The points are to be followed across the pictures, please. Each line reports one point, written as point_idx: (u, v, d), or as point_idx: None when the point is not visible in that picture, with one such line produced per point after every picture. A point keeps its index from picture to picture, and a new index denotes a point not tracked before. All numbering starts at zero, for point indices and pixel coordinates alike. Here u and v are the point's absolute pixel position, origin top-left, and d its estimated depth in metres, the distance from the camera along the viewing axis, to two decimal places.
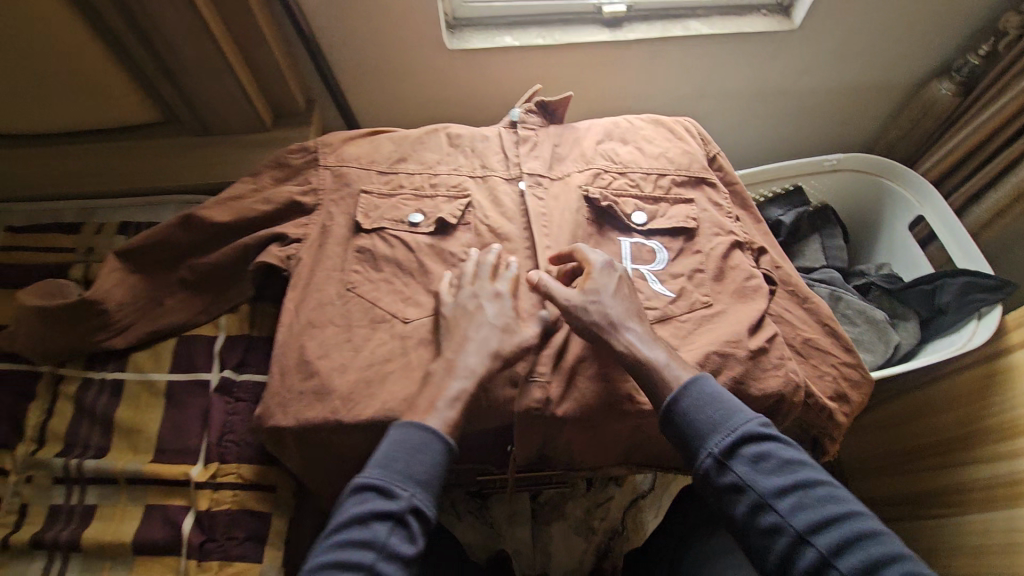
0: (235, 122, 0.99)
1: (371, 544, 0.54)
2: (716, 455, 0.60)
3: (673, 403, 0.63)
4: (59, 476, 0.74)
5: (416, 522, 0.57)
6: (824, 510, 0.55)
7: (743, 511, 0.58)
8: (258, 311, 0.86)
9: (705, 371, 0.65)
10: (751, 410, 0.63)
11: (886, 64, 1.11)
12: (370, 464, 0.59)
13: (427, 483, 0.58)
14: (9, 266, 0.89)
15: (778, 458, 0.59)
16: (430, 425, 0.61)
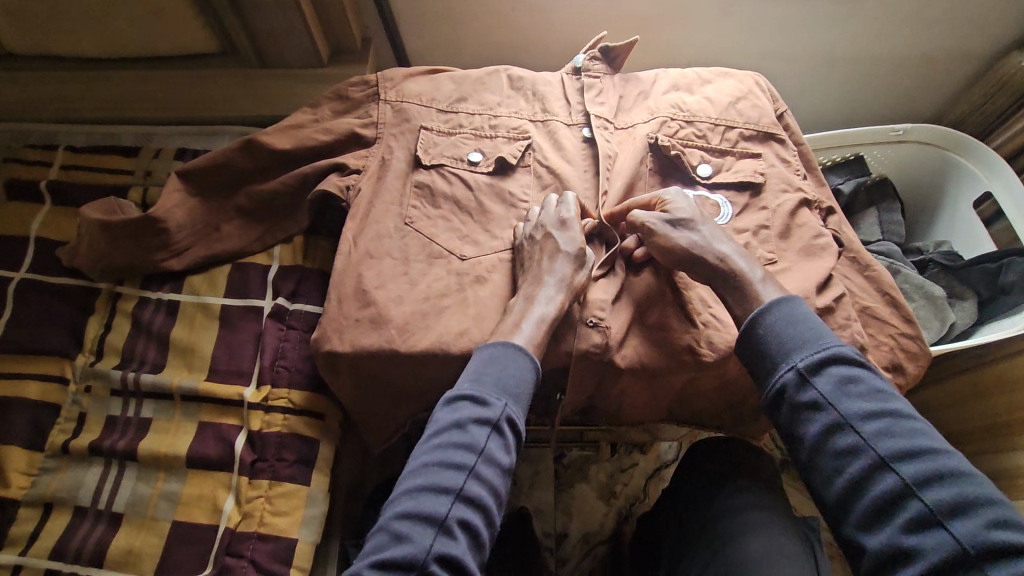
0: (292, 55, 0.99)
1: (470, 448, 0.55)
2: (800, 370, 0.56)
3: (761, 315, 0.60)
4: (116, 387, 0.75)
5: (510, 432, 0.58)
6: (915, 441, 0.51)
7: (819, 430, 0.54)
8: (311, 243, 0.86)
9: (796, 295, 0.62)
10: (842, 338, 0.59)
11: (966, 32, 1.06)
12: (463, 379, 0.60)
13: (520, 396, 0.59)
14: (67, 181, 0.91)
15: (870, 384, 0.54)
16: (516, 342, 0.62)
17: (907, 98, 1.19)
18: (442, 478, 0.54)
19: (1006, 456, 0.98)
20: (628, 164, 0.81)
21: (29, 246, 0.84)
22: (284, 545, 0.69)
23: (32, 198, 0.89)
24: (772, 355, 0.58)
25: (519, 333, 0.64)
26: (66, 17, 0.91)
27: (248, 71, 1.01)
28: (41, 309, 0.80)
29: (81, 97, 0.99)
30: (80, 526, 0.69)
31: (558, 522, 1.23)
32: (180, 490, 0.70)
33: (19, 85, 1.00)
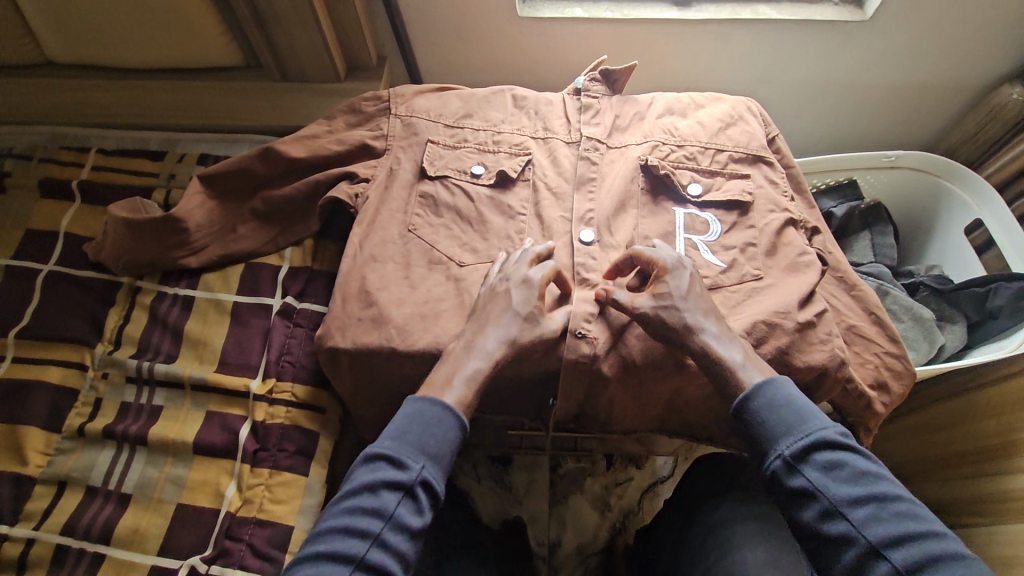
0: (311, 70, 1.05)
1: (378, 513, 0.57)
2: (786, 459, 0.61)
3: (745, 400, 0.65)
4: (131, 375, 0.80)
5: (425, 496, 0.60)
6: (901, 526, 0.57)
7: (811, 515, 0.59)
8: (320, 247, 0.90)
9: (779, 375, 0.66)
10: (827, 416, 0.63)
11: (958, 64, 1.09)
12: (385, 435, 0.62)
13: (439, 457, 0.61)
14: (97, 182, 0.97)
15: (856, 469, 0.59)
16: (442, 399, 0.63)
17: (902, 127, 1.23)
18: (348, 544, 0.56)
19: (994, 480, 0.99)
20: (620, 182, 0.85)
21: (58, 241, 0.90)
22: (281, 531, 0.72)
23: (63, 197, 0.95)
24: (761, 438, 0.63)
25: (449, 388, 0.65)
26: (105, 31, 0.99)
27: (270, 85, 1.07)
28: (66, 299, 0.85)
29: (114, 104, 1.06)
30: (90, 505, 0.72)
31: (551, 532, 1.25)
32: (186, 475, 0.74)
33: (58, 92, 1.07)
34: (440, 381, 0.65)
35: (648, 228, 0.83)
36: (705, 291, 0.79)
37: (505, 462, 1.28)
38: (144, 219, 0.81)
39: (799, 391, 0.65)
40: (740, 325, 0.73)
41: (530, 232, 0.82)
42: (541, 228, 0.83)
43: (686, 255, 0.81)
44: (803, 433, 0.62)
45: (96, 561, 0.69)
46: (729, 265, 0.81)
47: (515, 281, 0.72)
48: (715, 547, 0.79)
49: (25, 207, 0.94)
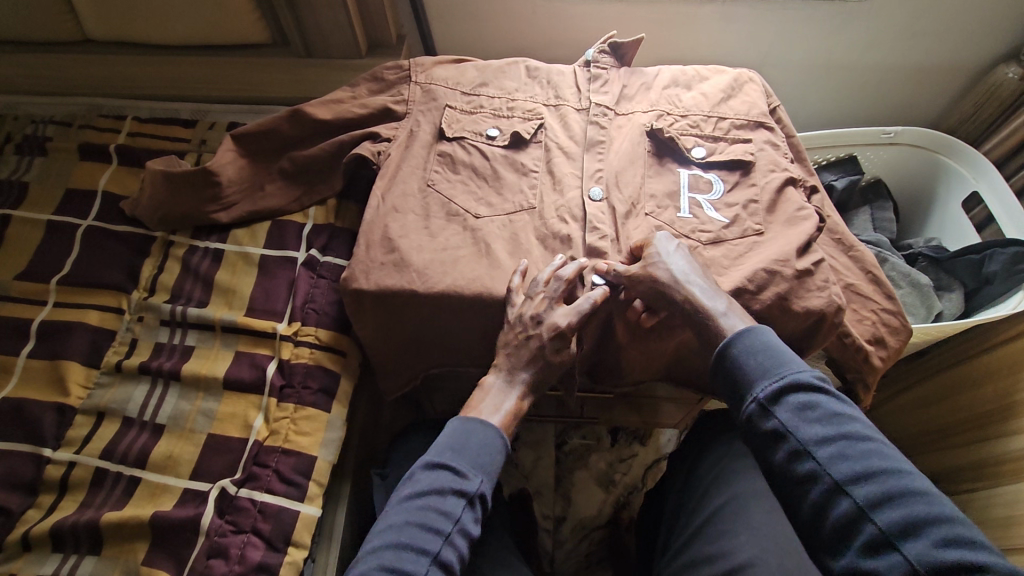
0: (335, 46, 1.11)
1: (448, 515, 0.64)
2: (760, 401, 0.63)
3: (725, 347, 0.67)
4: (165, 319, 0.85)
5: (480, 507, 0.67)
6: (868, 463, 0.58)
7: (782, 456, 0.61)
8: (344, 206, 0.96)
9: (762, 324, 0.67)
10: (805, 362, 0.64)
11: (952, 46, 1.14)
12: (445, 447, 0.68)
13: (494, 472, 0.68)
14: (133, 145, 1.02)
15: (827, 409, 0.61)
16: (494, 423, 0.70)
17: (900, 109, 1.28)
18: (420, 541, 0.62)
19: (989, 444, 1.01)
20: (625, 146, 0.90)
21: (97, 199, 0.96)
22: (306, 460, 0.76)
23: (102, 159, 1.01)
24: (739, 385, 0.65)
25: (496, 412, 0.72)
26: (142, 8, 1.05)
27: (296, 61, 1.13)
28: (105, 251, 0.90)
29: (148, 78, 1.12)
30: (127, 434, 0.77)
31: (557, 506, 1.27)
32: (216, 408, 0.79)
33: (96, 67, 1.13)
34: (490, 409, 0.72)
35: (654, 186, 0.88)
36: (708, 245, 0.83)
37: (514, 439, 1.31)
38: (181, 171, 0.87)
39: (776, 338, 0.66)
40: (741, 275, 0.78)
41: (542, 185, 0.87)
42: (553, 183, 0.87)
43: (690, 212, 0.86)
44: (777, 377, 0.63)
45: (133, 482, 0.74)
46: (731, 222, 0.85)
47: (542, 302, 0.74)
48: (717, 496, 0.85)
49: (65, 169, 0.99)
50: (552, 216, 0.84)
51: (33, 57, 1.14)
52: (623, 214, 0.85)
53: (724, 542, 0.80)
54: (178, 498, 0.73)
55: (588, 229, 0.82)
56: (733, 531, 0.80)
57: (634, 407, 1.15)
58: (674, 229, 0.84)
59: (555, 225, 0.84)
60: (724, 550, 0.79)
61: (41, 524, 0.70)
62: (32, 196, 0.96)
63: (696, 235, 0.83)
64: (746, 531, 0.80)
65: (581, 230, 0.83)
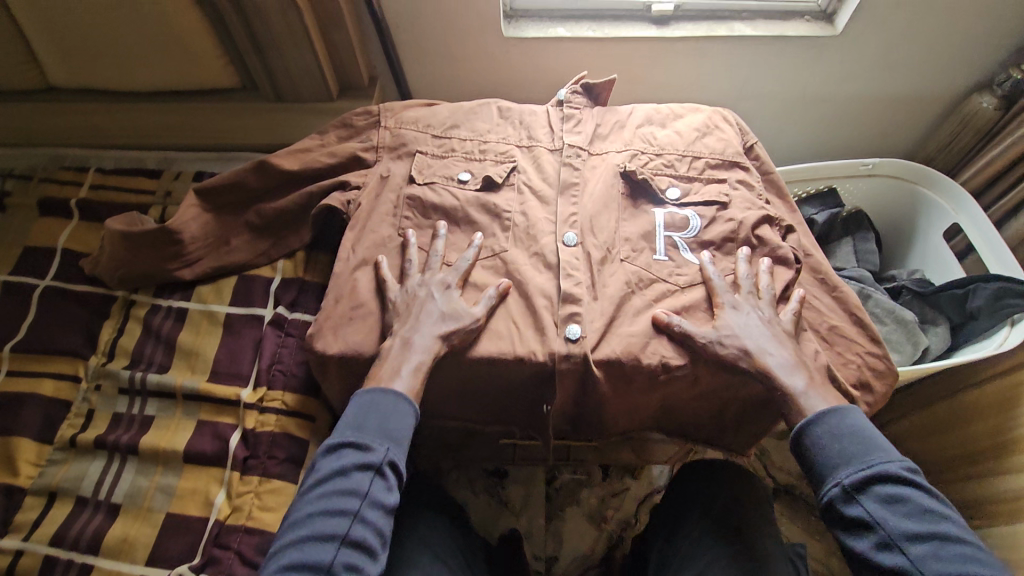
0: (305, 89, 1.09)
1: (354, 493, 0.63)
2: (845, 488, 0.66)
3: (811, 431, 0.70)
4: (123, 386, 0.81)
5: (391, 475, 0.66)
6: (961, 565, 0.60)
7: (868, 544, 0.64)
8: (313, 258, 0.93)
9: (852, 406, 0.71)
10: (896, 453, 0.67)
11: (925, 77, 1.13)
12: (346, 427, 0.67)
13: (403, 441, 0.67)
14: (95, 200, 0.98)
15: (915, 504, 0.63)
16: (397, 389, 0.69)
17: (879, 138, 1.27)
18: (329, 526, 0.61)
19: (983, 482, 0.99)
20: (598, 189, 0.87)
21: (55, 257, 0.92)
22: (271, 537, 0.72)
23: (61, 215, 0.97)
24: (822, 468, 0.69)
25: (398, 377, 0.70)
26: (103, 56, 1.02)
27: (265, 106, 1.11)
28: (62, 313, 0.86)
29: (113, 127, 1.09)
30: (80, 515, 0.73)
31: (547, 547, 1.21)
32: (176, 483, 0.75)
33: (57, 116, 1.10)
34: (389, 374, 0.70)
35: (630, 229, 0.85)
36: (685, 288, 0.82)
37: (501, 476, 1.27)
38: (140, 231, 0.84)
39: (864, 424, 0.69)
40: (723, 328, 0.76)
41: (514, 230, 0.85)
42: (524, 229, 0.84)
43: (666, 254, 0.84)
44: (865, 464, 0.66)
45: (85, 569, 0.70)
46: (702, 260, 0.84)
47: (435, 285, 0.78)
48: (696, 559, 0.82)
49: (22, 226, 0.96)
50: (530, 271, 0.81)
51: None
52: (598, 259, 0.82)
53: None
54: None
55: (561, 276, 0.80)
56: None
57: None
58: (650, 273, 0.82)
59: (529, 278, 0.81)
60: None
61: None
62: None
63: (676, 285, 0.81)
64: None
65: (553, 278, 0.80)
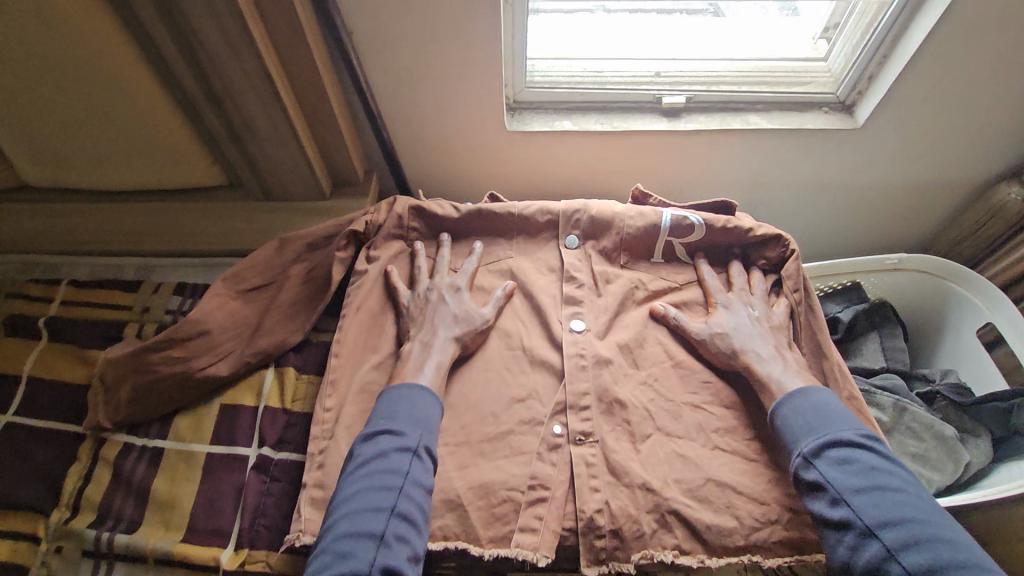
0: (296, 187, 1.03)
1: (396, 472, 0.67)
2: (804, 454, 0.68)
3: (776, 405, 0.73)
4: (88, 548, 0.72)
5: (428, 463, 0.70)
6: (898, 512, 0.61)
7: (822, 504, 0.65)
8: (301, 382, 0.85)
9: (815, 384, 0.74)
10: (853, 422, 0.70)
11: (948, 165, 1.08)
12: (383, 419, 0.72)
13: (435, 435, 0.72)
14: (66, 319, 0.91)
15: (864, 462, 0.65)
16: (430, 387, 0.75)
17: (900, 223, 1.21)
18: (372, 500, 0.64)
19: None
20: (606, 204, 0.89)
21: (21, 387, 0.84)
22: None
23: (30, 335, 0.89)
24: (787, 441, 0.71)
25: (420, 374, 0.77)
26: (83, 157, 0.97)
27: (253, 205, 1.05)
28: (23, 457, 0.78)
29: (96, 230, 1.02)
30: None
31: None
32: None
33: (33, 218, 1.03)
34: (411, 371, 0.77)
35: (634, 226, 0.87)
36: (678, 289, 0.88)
37: None
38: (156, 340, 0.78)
39: (825, 396, 0.72)
40: None
41: (519, 240, 0.92)
42: (529, 237, 0.92)
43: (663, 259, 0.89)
44: (820, 434, 0.69)
45: None
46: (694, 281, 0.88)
47: (444, 287, 0.86)
48: None
49: None
50: (549, 297, 0.86)
51: None
52: (600, 267, 0.88)
53: None
54: None
55: (567, 279, 0.87)
56: None
57: None
58: (650, 289, 0.87)
59: None
60: None
61: None
62: None
63: None
64: None
65: (556, 280, 0.88)
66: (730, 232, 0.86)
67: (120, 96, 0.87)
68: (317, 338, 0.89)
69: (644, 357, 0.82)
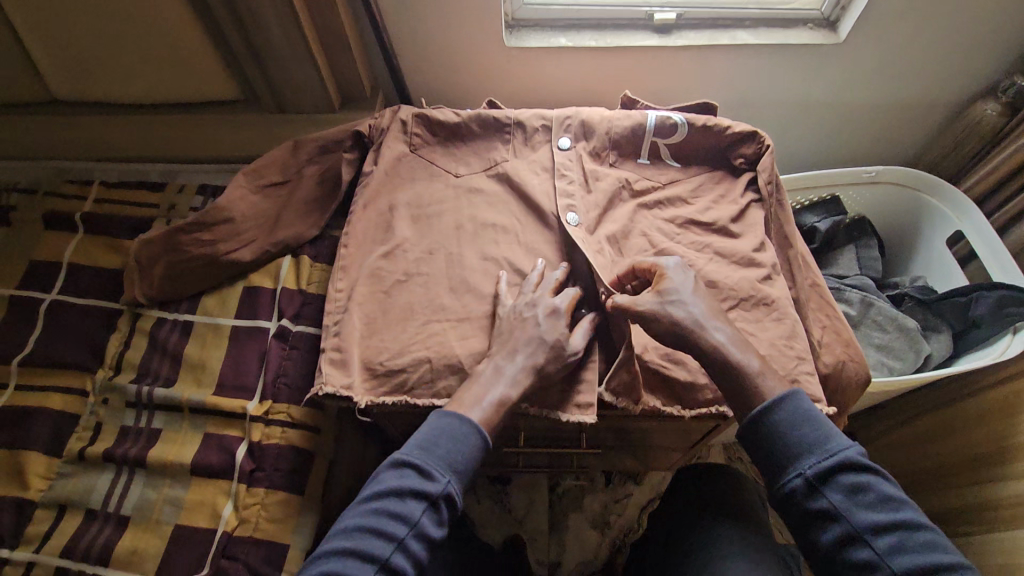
0: (307, 100, 1.08)
1: (404, 519, 0.60)
2: (808, 479, 0.62)
3: (768, 415, 0.65)
4: (131, 400, 0.82)
5: (445, 508, 0.63)
6: (927, 556, 0.58)
7: (832, 538, 0.61)
8: (315, 270, 0.92)
9: (801, 389, 0.66)
10: (851, 437, 0.64)
11: (927, 83, 1.13)
12: (412, 445, 0.64)
13: (462, 474, 0.64)
14: (100, 213, 0.99)
15: (877, 491, 0.60)
16: (471, 418, 0.66)
17: (881, 143, 1.27)
18: (371, 546, 0.59)
19: (980, 488, 1.00)
20: (595, 109, 0.93)
21: (61, 270, 0.93)
22: (277, 548, 0.75)
23: (67, 227, 0.98)
24: (783, 455, 0.64)
25: (477, 407, 0.67)
26: (107, 69, 1.03)
27: (266, 117, 1.11)
28: (69, 326, 0.88)
29: (122, 140, 1.10)
30: (90, 528, 0.75)
31: (551, 552, 1.23)
32: (183, 495, 0.77)
33: (62, 128, 1.10)
34: (471, 400, 0.67)
35: (623, 127, 0.90)
36: (666, 185, 0.91)
37: (504, 483, 1.28)
38: (186, 224, 0.86)
39: (815, 408, 0.66)
40: None
41: (514, 142, 0.94)
42: (524, 139, 0.94)
43: (649, 160, 0.92)
44: (827, 452, 0.62)
45: None
46: (680, 180, 0.91)
47: (543, 307, 0.74)
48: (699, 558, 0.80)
49: (29, 240, 0.97)
50: (543, 195, 0.88)
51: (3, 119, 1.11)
52: (591, 166, 0.91)
53: None
54: None
55: (556, 176, 0.89)
56: None
57: (626, 453, 1.12)
58: (636, 188, 0.90)
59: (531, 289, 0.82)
60: None
61: None
62: None
63: None
64: None
65: (550, 179, 0.90)
66: (710, 131, 0.89)
67: (138, 6, 0.92)
68: (330, 233, 0.97)
69: (629, 247, 0.86)
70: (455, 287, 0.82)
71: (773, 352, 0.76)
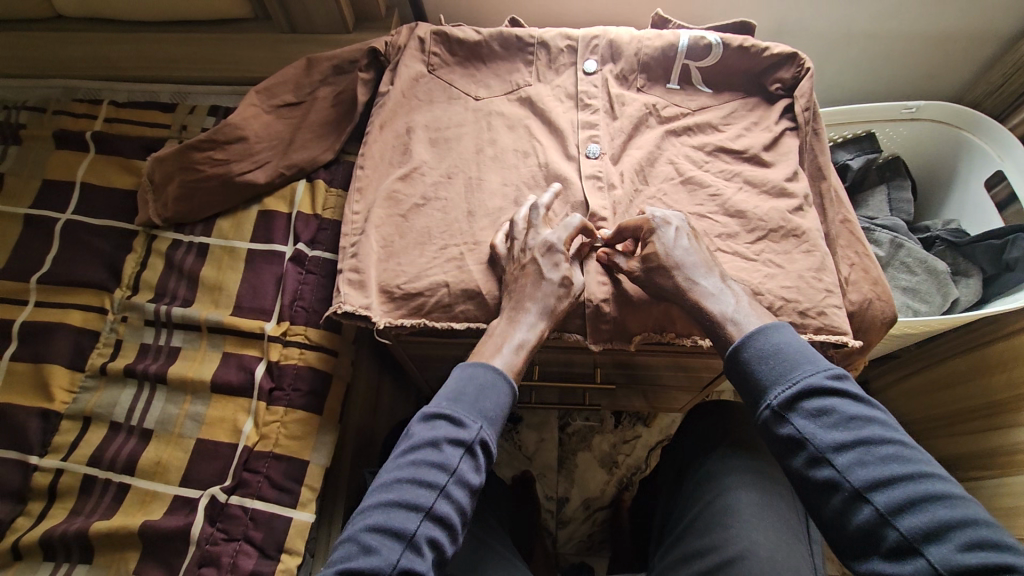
0: (319, 19, 1.02)
1: (444, 468, 0.57)
2: (773, 409, 0.58)
3: (736, 352, 0.62)
4: (150, 319, 0.83)
5: (483, 455, 0.60)
6: (888, 469, 0.52)
7: (800, 464, 0.56)
8: (330, 195, 0.90)
9: (773, 323, 0.62)
10: (822, 361, 0.59)
11: (981, 11, 1.05)
12: (441, 397, 0.62)
13: (495, 420, 0.61)
14: (109, 133, 0.97)
15: (844, 413, 0.55)
16: (494, 366, 0.64)
17: (923, 77, 1.20)
18: (415, 496, 0.56)
19: (992, 435, 1.00)
20: (623, 28, 0.88)
21: (74, 191, 0.91)
22: (296, 464, 0.77)
23: (77, 146, 0.96)
24: (753, 389, 0.61)
25: (499, 355, 0.65)
26: None
27: (278, 36, 1.05)
28: (83, 245, 0.87)
29: (128, 57, 1.06)
30: (114, 440, 0.78)
31: (559, 487, 1.25)
32: (204, 411, 0.79)
33: (69, 45, 1.07)
34: (492, 350, 0.66)
35: (652, 48, 0.86)
36: (696, 112, 0.87)
37: (515, 421, 1.29)
38: (197, 141, 0.83)
39: (787, 339, 0.61)
40: (748, 274, 0.74)
41: (538, 65, 0.89)
42: (548, 62, 0.89)
43: (679, 85, 0.88)
44: (791, 381, 0.58)
45: (122, 490, 0.75)
46: (711, 107, 0.87)
47: (538, 247, 0.70)
48: (712, 489, 0.79)
49: (40, 158, 0.95)
50: (567, 123, 0.85)
51: (10, 36, 1.08)
52: (617, 90, 0.87)
53: (717, 536, 0.73)
54: (167, 506, 0.74)
55: (580, 107, 0.85)
56: (724, 526, 0.74)
57: (636, 393, 1.12)
58: (664, 115, 0.86)
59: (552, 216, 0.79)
60: (718, 544, 0.72)
61: (32, 534, 0.72)
62: (8, 189, 0.92)
63: (706, 225, 0.78)
64: (739, 523, 0.73)
65: (574, 106, 0.86)
66: (746, 53, 0.84)
67: None
68: (345, 157, 0.94)
69: (653, 175, 0.82)
70: (474, 212, 0.79)
71: (800, 284, 0.73)
